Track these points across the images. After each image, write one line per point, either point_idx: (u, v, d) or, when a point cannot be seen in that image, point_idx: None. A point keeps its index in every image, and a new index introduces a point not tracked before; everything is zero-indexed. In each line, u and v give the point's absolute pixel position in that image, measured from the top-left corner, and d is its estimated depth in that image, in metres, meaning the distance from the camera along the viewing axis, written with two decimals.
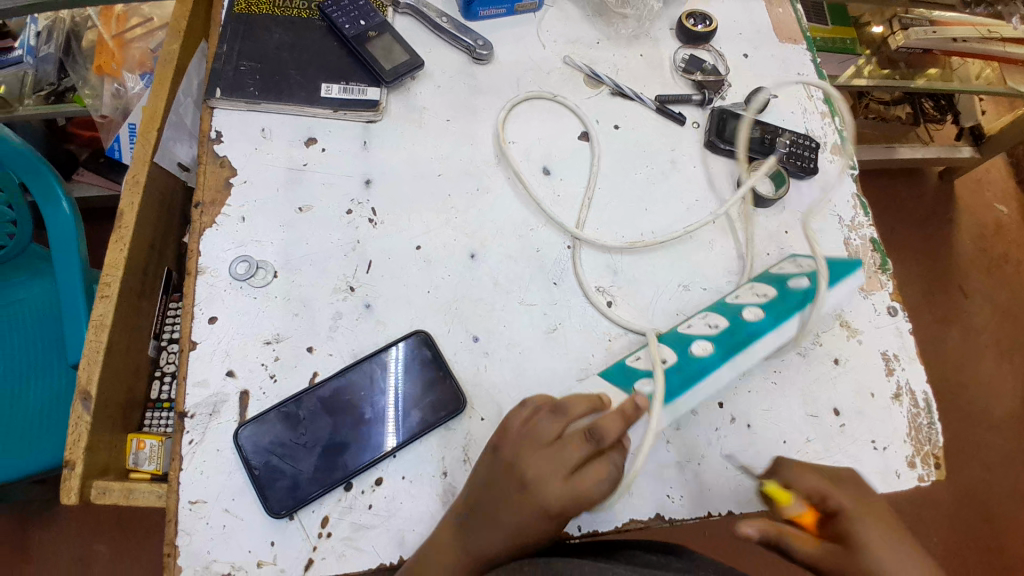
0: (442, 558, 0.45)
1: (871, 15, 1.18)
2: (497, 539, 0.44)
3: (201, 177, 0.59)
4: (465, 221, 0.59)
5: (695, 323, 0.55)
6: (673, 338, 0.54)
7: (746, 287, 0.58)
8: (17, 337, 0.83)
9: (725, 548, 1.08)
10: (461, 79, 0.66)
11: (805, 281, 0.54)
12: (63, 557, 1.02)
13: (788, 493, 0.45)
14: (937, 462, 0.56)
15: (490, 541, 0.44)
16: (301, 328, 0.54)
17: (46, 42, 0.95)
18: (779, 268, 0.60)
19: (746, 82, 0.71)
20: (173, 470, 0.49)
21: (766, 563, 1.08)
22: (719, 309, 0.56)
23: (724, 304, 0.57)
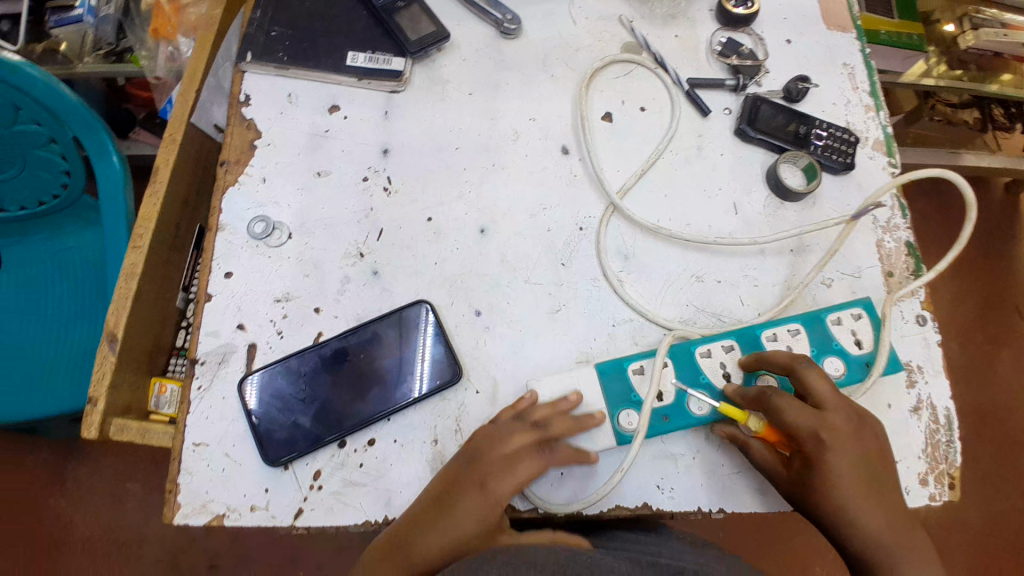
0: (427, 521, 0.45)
1: (940, 12, 1.12)
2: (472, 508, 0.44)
3: (228, 137, 0.61)
4: (478, 195, 0.60)
5: (715, 351, 0.54)
6: (684, 364, 0.53)
7: (786, 329, 0.55)
8: (70, 280, 0.89)
9: (735, 538, 1.07)
10: (488, 53, 0.65)
11: (840, 372, 0.54)
12: (99, 491, 1.09)
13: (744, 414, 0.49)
14: (952, 482, 0.52)
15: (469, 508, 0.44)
16: (311, 288, 0.56)
17: (106, 3, 0.98)
18: (838, 315, 0.56)
19: (785, 70, 0.68)
20: (181, 413, 0.52)
21: (774, 563, 1.05)
22: (745, 345, 0.54)
23: (758, 342, 0.54)
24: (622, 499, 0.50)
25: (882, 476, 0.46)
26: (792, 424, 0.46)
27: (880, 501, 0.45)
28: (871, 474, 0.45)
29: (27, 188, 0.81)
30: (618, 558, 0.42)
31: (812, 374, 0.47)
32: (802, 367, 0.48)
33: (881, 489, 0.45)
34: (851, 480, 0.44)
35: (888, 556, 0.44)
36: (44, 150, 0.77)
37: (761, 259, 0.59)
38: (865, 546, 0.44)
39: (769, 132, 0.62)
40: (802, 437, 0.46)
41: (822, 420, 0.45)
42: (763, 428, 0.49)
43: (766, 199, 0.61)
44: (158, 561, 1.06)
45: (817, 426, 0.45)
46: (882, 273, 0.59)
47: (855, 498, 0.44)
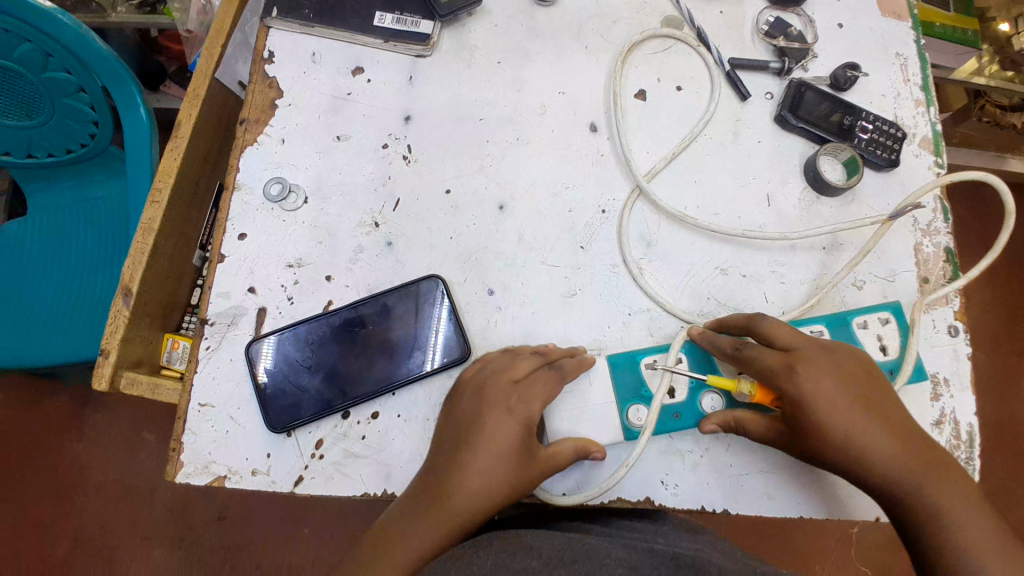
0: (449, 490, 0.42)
1: (996, 9, 1.05)
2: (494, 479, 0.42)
3: (249, 95, 0.59)
4: (499, 170, 0.57)
5: None
6: (695, 359, 0.52)
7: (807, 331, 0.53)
8: (94, 230, 0.90)
9: (749, 536, 1.05)
10: (520, 20, 0.62)
11: None
12: (114, 438, 1.12)
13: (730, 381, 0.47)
14: None
15: (490, 479, 0.42)
16: (323, 256, 0.55)
17: None
18: (865, 319, 0.53)
19: (835, 55, 0.64)
20: (189, 371, 0.52)
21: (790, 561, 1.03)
22: None
23: None
24: (625, 493, 0.49)
25: (886, 403, 0.44)
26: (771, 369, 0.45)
27: (887, 424, 0.42)
28: (866, 400, 0.43)
29: (56, 135, 0.80)
30: (615, 544, 0.41)
31: (773, 324, 0.47)
32: (759, 320, 0.47)
33: (882, 410, 0.43)
34: (847, 410, 0.42)
35: (920, 483, 0.41)
36: (72, 99, 0.76)
37: (791, 255, 0.56)
38: (889, 479, 0.42)
39: (811, 121, 0.59)
40: (781, 383, 0.44)
41: (796, 359, 0.44)
42: (756, 391, 0.47)
43: (803, 192, 0.58)
44: (167, 511, 1.09)
45: (788, 366, 0.44)
46: (918, 279, 0.56)
47: (862, 429, 0.42)
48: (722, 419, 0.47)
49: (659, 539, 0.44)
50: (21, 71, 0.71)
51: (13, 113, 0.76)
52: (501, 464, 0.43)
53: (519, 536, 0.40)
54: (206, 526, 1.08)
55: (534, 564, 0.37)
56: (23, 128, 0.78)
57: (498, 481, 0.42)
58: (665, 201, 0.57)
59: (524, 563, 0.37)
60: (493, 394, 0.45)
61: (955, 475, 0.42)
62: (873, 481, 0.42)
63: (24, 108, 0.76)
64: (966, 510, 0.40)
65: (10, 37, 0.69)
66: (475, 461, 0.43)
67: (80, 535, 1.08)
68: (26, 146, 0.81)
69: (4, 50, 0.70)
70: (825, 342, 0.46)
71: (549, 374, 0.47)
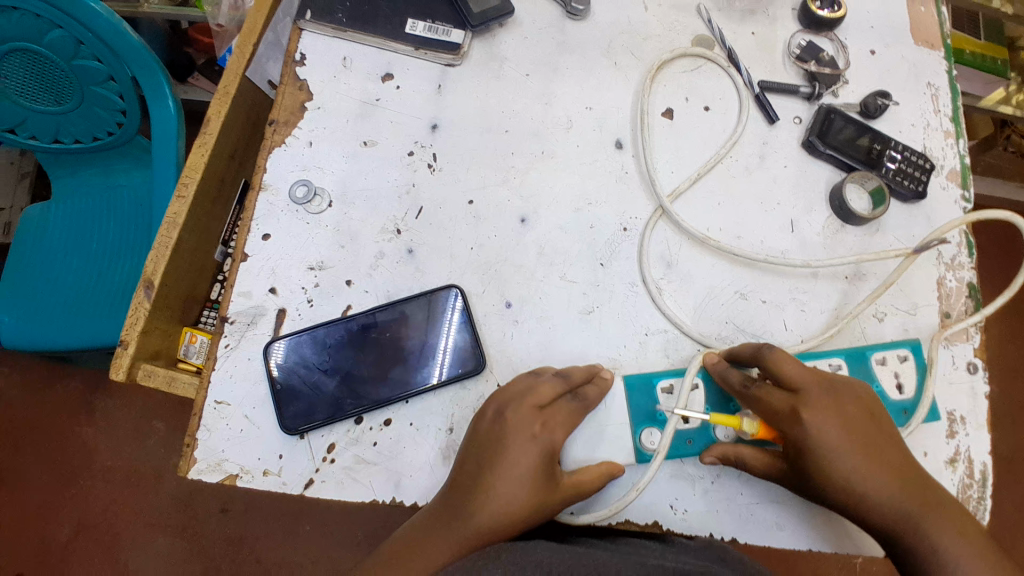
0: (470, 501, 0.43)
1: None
2: (519, 488, 0.43)
3: (279, 97, 0.60)
4: (522, 182, 0.58)
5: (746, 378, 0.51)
6: (711, 386, 0.51)
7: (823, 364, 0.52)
8: (115, 217, 0.91)
9: (771, 554, 1.05)
10: (551, 33, 0.63)
11: None
12: (124, 425, 1.14)
13: (734, 419, 0.46)
14: None
15: (513, 491, 0.43)
16: (344, 260, 0.55)
17: None
18: (883, 356, 0.53)
19: (867, 82, 0.63)
20: (208, 368, 0.53)
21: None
22: None
23: None
24: (634, 514, 0.49)
25: (886, 442, 0.43)
26: (776, 407, 0.45)
27: (889, 466, 0.42)
28: (867, 438, 0.43)
29: (84, 122, 0.82)
30: (622, 560, 0.41)
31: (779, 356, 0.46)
32: (766, 351, 0.47)
33: (883, 450, 0.43)
34: (848, 452, 0.42)
35: (918, 523, 0.41)
36: (102, 87, 0.77)
37: (812, 283, 0.55)
38: (885, 517, 0.42)
39: (840, 148, 0.58)
40: (786, 422, 0.44)
41: (800, 398, 0.44)
42: (759, 429, 0.46)
43: (827, 220, 0.57)
44: (172, 499, 1.10)
45: (794, 406, 0.44)
46: (939, 313, 0.55)
47: (862, 469, 0.42)
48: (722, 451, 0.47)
49: (664, 555, 0.44)
50: (53, 57, 0.72)
51: (44, 99, 0.77)
52: (525, 477, 0.43)
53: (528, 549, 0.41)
54: (208, 517, 1.09)
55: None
56: (52, 113, 0.79)
57: (521, 492, 0.43)
58: (687, 221, 0.57)
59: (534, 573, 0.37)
60: (511, 409, 0.46)
61: (953, 513, 0.42)
62: (874, 521, 0.42)
63: (55, 95, 0.77)
64: (964, 551, 0.40)
65: (43, 23, 0.69)
66: (493, 477, 0.43)
67: (85, 518, 1.09)
68: (54, 131, 0.82)
69: (36, 36, 0.70)
70: (833, 379, 0.45)
71: (567, 400, 0.48)
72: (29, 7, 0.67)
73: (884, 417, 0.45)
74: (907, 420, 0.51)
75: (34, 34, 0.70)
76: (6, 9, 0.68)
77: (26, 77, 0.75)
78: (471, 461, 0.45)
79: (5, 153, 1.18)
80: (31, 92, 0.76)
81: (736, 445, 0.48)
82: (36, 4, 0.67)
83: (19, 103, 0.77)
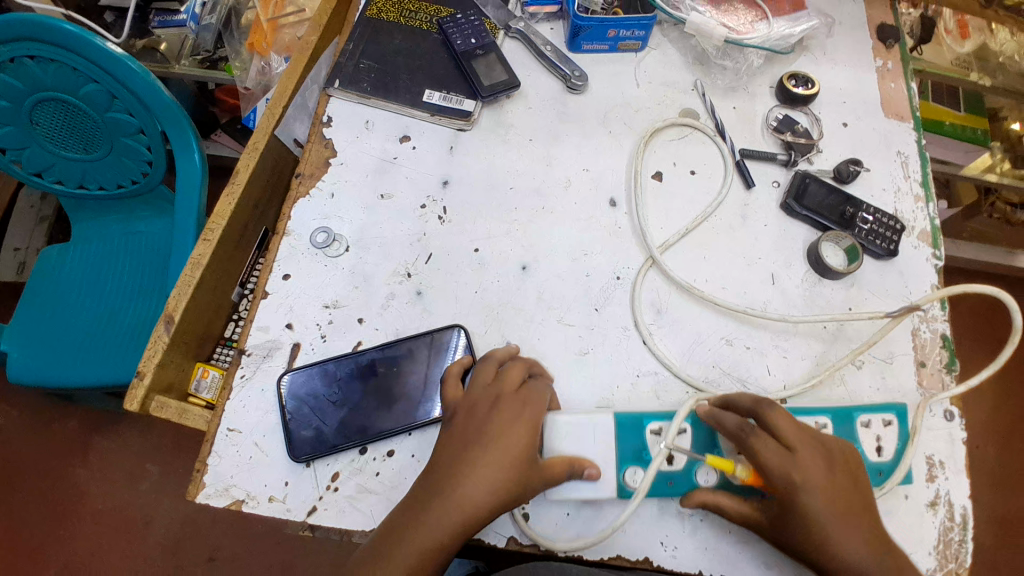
0: (461, 503, 0.44)
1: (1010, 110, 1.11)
2: (489, 475, 0.45)
3: (306, 154, 0.67)
4: (525, 233, 0.63)
5: None
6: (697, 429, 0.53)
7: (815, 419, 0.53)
8: (132, 261, 0.96)
9: None
10: (553, 104, 0.70)
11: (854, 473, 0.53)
12: (120, 467, 1.14)
13: (728, 463, 0.48)
14: None
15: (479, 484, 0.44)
16: (357, 300, 0.60)
17: (209, 13, 1.07)
18: (869, 417, 0.54)
19: (839, 152, 0.70)
20: (223, 398, 0.56)
21: None
22: None
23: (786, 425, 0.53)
24: (625, 549, 0.50)
25: (862, 497, 0.46)
26: (767, 464, 0.46)
27: (866, 532, 0.45)
28: (849, 500, 0.45)
29: (110, 171, 0.88)
30: None
31: (778, 415, 0.47)
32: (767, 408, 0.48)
33: (860, 513, 0.45)
34: (831, 504, 0.44)
35: None
36: (132, 139, 0.84)
37: (792, 331, 0.59)
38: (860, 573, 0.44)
39: (815, 209, 0.64)
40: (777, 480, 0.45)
41: (792, 460, 0.45)
42: (750, 476, 0.48)
43: (805, 274, 0.62)
44: (160, 545, 1.09)
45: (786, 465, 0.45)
46: (914, 362, 0.59)
47: (844, 521, 0.44)
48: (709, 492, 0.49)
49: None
50: (86, 108, 0.79)
51: (72, 147, 0.85)
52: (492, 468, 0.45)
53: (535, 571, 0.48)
54: (196, 566, 1.08)
55: None
56: (80, 160, 0.86)
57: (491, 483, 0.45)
58: (676, 271, 0.61)
59: None
60: None
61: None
62: None
63: (84, 144, 0.84)
64: None
65: (79, 77, 0.76)
66: (467, 482, 0.45)
67: (68, 563, 1.07)
68: (80, 177, 0.89)
69: (72, 88, 0.77)
70: (824, 441, 0.48)
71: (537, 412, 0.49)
72: (66, 60, 0.74)
73: (864, 477, 0.48)
74: (882, 482, 0.53)
75: (70, 86, 0.77)
76: (43, 61, 0.75)
77: (62, 128, 0.82)
78: (447, 476, 0.45)
79: (27, 198, 1.25)
80: (61, 139, 0.83)
81: (716, 494, 0.49)
82: (76, 59, 0.74)
83: (49, 149, 0.84)
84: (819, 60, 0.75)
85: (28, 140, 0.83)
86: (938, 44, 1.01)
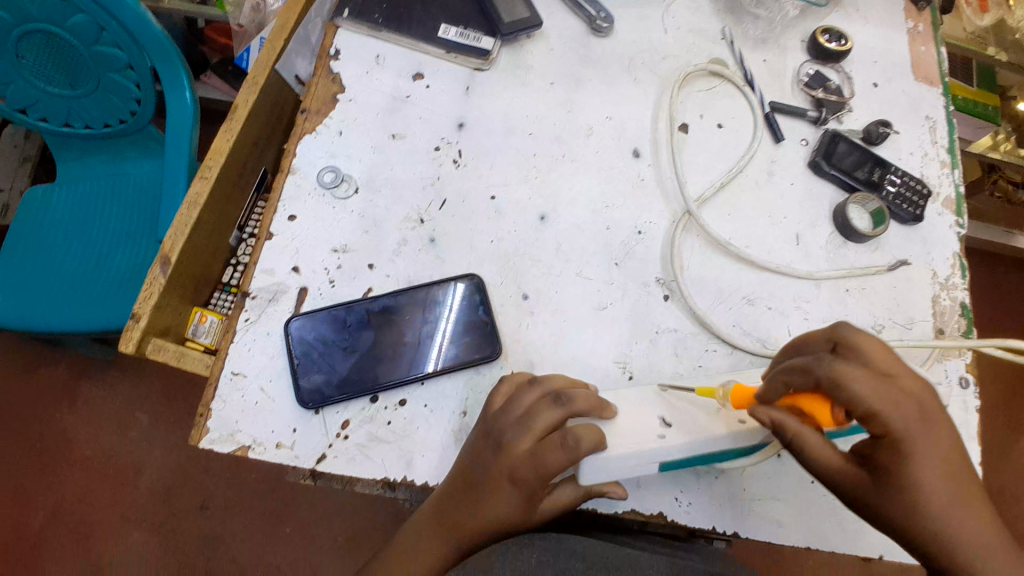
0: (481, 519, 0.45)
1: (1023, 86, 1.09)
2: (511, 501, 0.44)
3: (313, 88, 0.62)
4: (544, 183, 0.60)
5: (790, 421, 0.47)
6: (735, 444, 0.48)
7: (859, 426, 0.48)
8: (121, 202, 0.92)
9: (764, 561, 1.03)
10: (576, 47, 0.66)
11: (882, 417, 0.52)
12: (109, 415, 1.12)
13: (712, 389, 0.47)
14: None
15: (504, 505, 0.44)
16: (368, 245, 0.57)
17: None
18: None
19: (869, 112, 0.67)
20: (226, 341, 0.53)
21: None
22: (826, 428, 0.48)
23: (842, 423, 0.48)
24: (640, 504, 0.50)
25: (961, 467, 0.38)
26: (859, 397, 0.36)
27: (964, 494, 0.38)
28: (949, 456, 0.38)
29: (96, 108, 0.82)
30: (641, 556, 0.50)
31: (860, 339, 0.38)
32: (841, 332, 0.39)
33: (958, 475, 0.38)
34: (937, 486, 0.37)
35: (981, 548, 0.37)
36: (119, 75, 0.78)
37: (816, 294, 0.58)
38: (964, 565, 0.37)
39: (843, 170, 0.62)
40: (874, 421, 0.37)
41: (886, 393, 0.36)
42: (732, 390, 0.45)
43: (830, 236, 0.60)
44: (150, 494, 1.08)
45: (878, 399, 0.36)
46: (934, 329, 0.58)
47: (953, 508, 0.37)
48: (790, 429, 0.40)
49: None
50: (73, 41, 0.74)
51: (57, 82, 0.79)
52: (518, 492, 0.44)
53: (524, 544, 0.49)
54: (186, 515, 1.07)
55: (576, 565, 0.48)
56: (64, 96, 0.80)
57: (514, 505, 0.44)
58: (714, 228, 0.59)
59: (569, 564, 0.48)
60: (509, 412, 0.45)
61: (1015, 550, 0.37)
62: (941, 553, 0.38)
63: (69, 78, 0.79)
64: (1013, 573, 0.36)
65: (66, 6, 0.71)
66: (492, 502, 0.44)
67: (56, 509, 1.07)
68: (65, 115, 0.83)
69: (58, 18, 0.72)
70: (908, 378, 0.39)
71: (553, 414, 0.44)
72: None
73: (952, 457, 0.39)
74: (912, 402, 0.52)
75: (57, 16, 0.72)
76: None
77: (45, 59, 0.77)
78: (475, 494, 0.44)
79: (9, 137, 1.18)
80: (47, 74, 0.78)
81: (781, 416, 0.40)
82: None
83: (32, 82, 0.79)
84: (852, 17, 0.72)
85: (11, 73, 0.77)
86: (956, 16, 0.99)
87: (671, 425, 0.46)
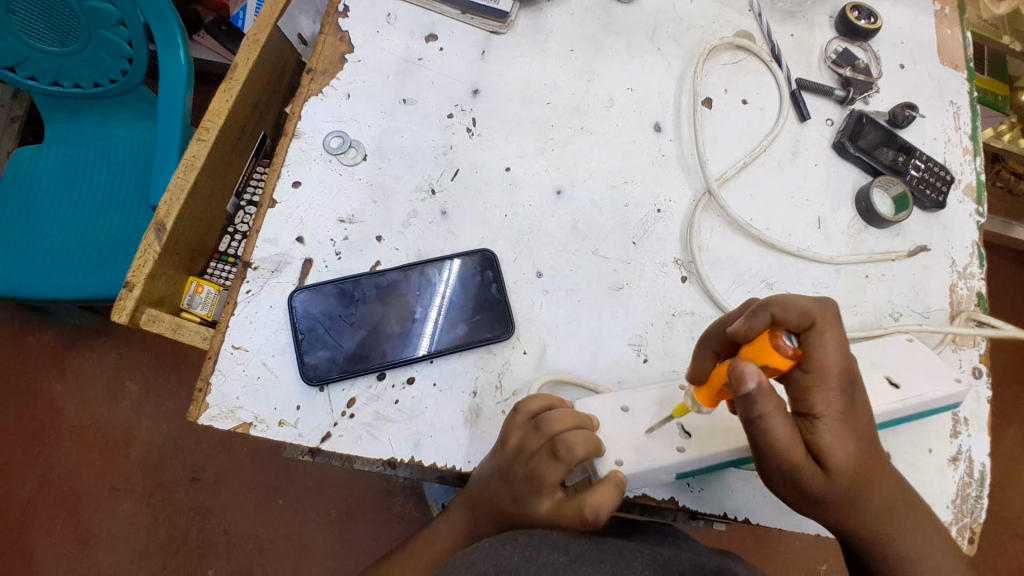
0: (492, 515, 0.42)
1: None
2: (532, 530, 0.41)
3: (319, 46, 0.59)
4: (560, 155, 0.57)
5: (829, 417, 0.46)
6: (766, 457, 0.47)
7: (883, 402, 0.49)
8: (112, 165, 0.88)
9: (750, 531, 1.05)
10: (597, 13, 0.63)
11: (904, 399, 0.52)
12: (99, 385, 1.09)
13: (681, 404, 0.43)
14: (972, 536, 0.51)
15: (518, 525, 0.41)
16: (375, 216, 0.54)
17: None
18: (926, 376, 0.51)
19: (896, 93, 0.65)
20: (226, 313, 0.51)
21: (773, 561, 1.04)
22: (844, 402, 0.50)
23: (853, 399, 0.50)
24: (651, 490, 0.49)
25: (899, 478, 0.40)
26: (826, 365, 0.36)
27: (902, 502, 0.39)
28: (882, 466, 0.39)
29: (87, 67, 0.77)
30: (640, 556, 0.39)
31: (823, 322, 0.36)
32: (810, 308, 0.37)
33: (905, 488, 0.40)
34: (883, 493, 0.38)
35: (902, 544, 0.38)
36: (111, 31, 0.74)
37: (835, 280, 0.57)
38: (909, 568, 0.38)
39: (868, 152, 0.60)
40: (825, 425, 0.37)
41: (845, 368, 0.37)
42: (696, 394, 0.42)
43: (852, 221, 0.59)
44: (142, 463, 1.06)
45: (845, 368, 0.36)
46: (950, 317, 0.57)
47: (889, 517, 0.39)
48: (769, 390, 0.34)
49: (683, 548, 0.46)
50: None
51: (49, 38, 0.74)
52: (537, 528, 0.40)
53: (493, 549, 0.36)
54: (178, 486, 1.05)
55: (560, 559, 0.36)
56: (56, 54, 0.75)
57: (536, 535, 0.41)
58: (734, 210, 0.57)
59: (551, 555, 0.36)
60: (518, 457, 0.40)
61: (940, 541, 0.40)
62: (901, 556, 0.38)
63: (60, 35, 0.74)
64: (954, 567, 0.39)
65: None
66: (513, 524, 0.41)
67: (45, 479, 1.04)
68: (54, 73, 0.77)
69: None
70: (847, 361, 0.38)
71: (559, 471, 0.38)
72: None
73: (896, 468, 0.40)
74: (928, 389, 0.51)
75: None
76: None
77: (32, 10, 0.71)
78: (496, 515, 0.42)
79: None
80: (34, 27, 0.73)
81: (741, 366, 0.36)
82: None
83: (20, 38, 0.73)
84: None
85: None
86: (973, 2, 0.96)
87: (690, 437, 0.45)
